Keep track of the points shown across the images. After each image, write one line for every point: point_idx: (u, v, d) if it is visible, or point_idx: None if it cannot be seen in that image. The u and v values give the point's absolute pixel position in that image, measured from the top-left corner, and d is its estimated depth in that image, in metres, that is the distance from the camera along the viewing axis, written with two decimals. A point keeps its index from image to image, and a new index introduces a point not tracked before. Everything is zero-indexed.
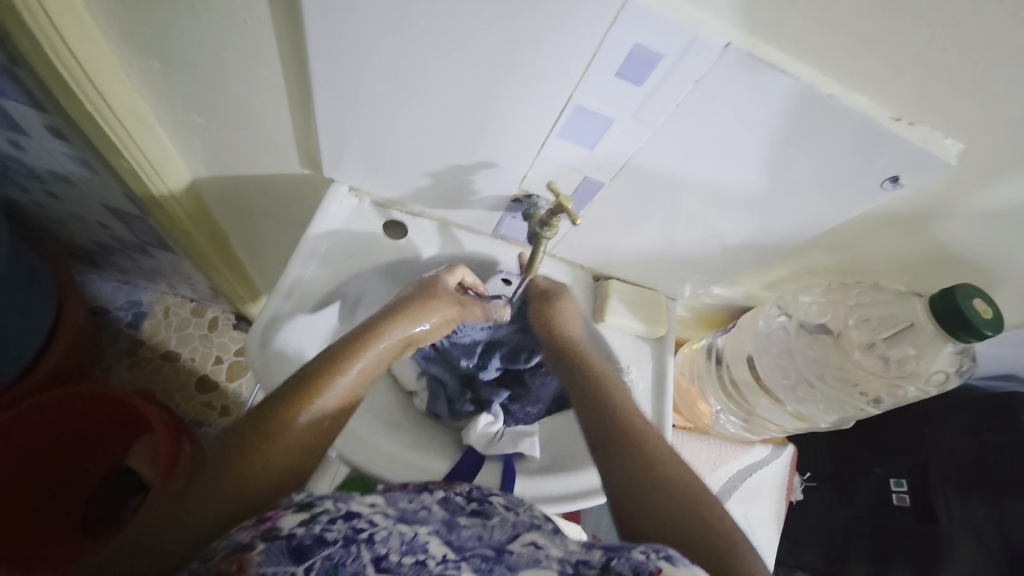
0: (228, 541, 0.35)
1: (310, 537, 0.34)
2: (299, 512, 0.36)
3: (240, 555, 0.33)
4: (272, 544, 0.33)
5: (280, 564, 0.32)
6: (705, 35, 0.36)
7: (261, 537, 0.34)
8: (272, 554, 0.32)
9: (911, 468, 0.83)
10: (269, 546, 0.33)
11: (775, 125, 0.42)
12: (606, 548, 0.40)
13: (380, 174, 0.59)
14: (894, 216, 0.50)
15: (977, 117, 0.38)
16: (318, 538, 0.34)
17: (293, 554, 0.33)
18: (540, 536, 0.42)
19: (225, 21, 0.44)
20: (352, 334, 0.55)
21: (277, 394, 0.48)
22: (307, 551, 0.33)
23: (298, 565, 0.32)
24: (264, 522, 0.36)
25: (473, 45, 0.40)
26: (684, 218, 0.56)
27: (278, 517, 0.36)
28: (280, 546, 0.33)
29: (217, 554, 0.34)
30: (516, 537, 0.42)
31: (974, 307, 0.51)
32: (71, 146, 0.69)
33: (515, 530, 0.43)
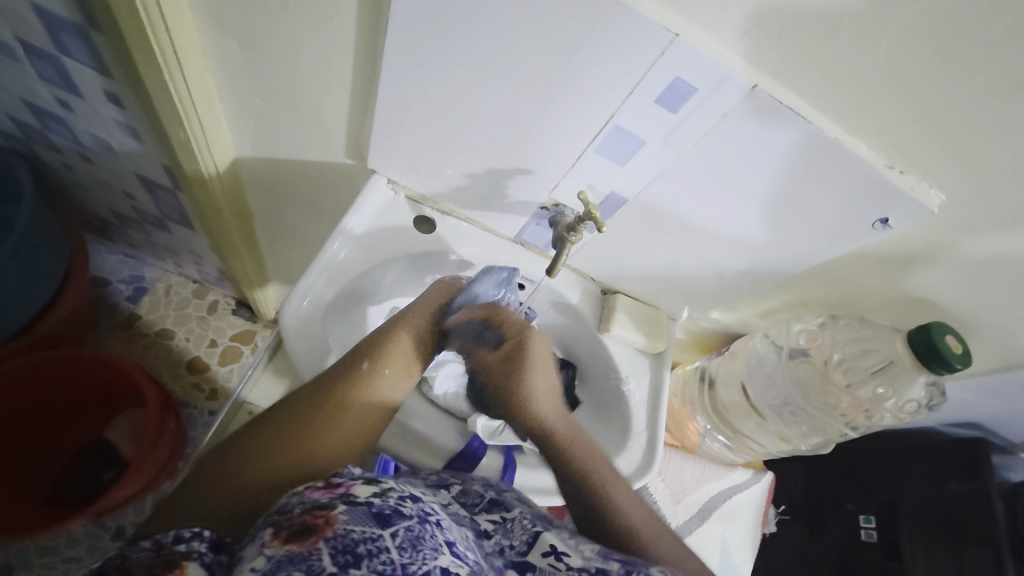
0: (303, 499, 0.38)
1: (387, 507, 0.37)
2: (368, 485, 0.39)
3: (323, 512, 0.35)
4: (354, 508, 0.36)
5: (367, 526, 0.35)
6: (736, 75, 0.42)
7: (339, 499, 0.37)
8: (356, 515, 0.35)
9: (879, 505, 0.88)
10: (351, 509, 0.36)
11: (784, 163, 0.48)
12: (625, 561, 0.44)
13: (421, 171, 0.64)
14: (880, 257, 0.57)
15: (956, 173, 0.45)
16: (396, 510, 0.36)
17: (377, 519, 0.35)
18: (556, 538, 0.45)
19: (313, 16, 0.50)
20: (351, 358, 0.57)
21: (278, 417, 0.52)
22: (389, 519, 0.35)
23: (383, 529, 0.35)
24: (336, 486, 0.38)
25: (530, 61, 0.46)
26: (692, 245, 0.62)
27: (349, 485, 0.39)
28: (362, 510, 0.36)
29: (294, 509, 0.37)
30: (535, 542, 0.44)
31: (947, 343, 0.56)
32: (125, 113, 0.74)
33: (533, 530, 0.46)
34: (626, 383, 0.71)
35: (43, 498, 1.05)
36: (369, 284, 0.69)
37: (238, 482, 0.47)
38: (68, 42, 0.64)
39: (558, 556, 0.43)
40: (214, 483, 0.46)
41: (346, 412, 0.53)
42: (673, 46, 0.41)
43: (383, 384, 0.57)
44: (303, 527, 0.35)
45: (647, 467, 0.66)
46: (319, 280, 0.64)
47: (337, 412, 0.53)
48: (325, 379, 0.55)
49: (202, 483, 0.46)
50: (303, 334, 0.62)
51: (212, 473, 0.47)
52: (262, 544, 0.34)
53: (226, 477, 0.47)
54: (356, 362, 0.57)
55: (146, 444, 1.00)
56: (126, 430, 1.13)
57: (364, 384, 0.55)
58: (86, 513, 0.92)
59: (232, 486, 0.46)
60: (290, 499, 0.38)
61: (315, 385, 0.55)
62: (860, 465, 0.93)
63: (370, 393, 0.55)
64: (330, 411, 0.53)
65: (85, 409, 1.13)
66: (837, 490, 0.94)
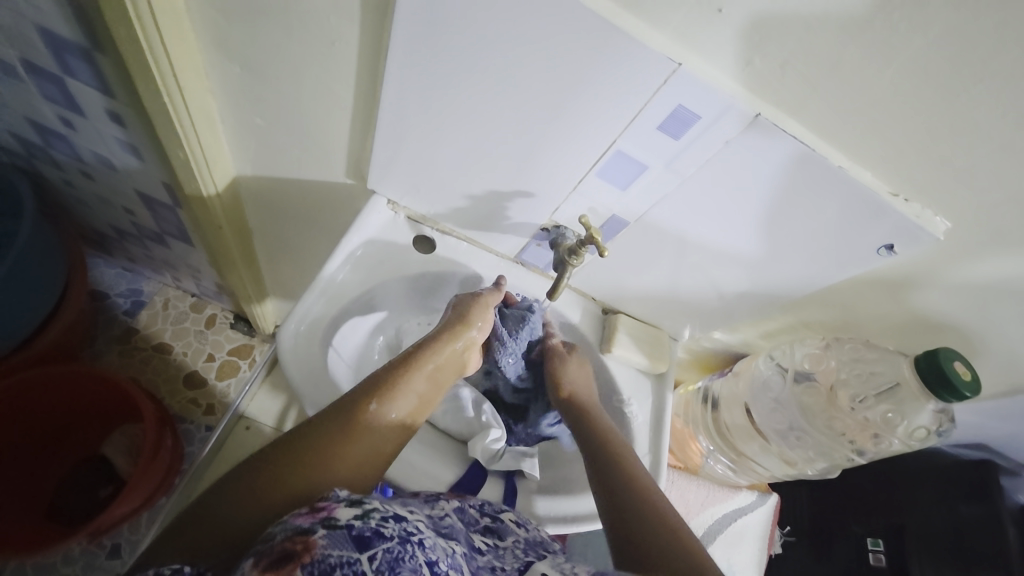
0: (286, 526, 0.37)
1: (368, 529, 0.36)
2: (350, 507, 0.38)
3: (303, 537, 0.35)
4: (334, 531, 0.35)
5: (345, 550, 0.34)
6: (738, 104, 0.42)
7: (320, 523, 0.36)
8: (335, 540, 0.34)
9: (888, 530, 0.87)
10: (331, 533, 0.35)
11: (785, 186, 0.48)
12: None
13: (421, 192, 0.64)
14: (883, 280, 0.56)
15: (961, 200, 0.45)
16: (377, 532, 0.36)
17: (356, 542, 0.34)
18: (549, 567, 0.42)
19: (315, 41, 0.50)
20: (383, 372, 0.57)
21: (301, 433, 0.50)
22: (368, 541, 0.35)
23: (361, 553, 0.34)
24: (319, 510, 0.38)
25: (532, 85, 0.46)
26: (691, 266, 0.61)
27: (333, 508, 0.38)
28: (342, 534, 0.35)
29: (277, 535, 0.36)
30: (526, 567, 0.42)
31: (956, 370, 0.56)
32: (126, 131, 0.74)
33: (525, 558, 0.44)
34: (628, 406, 0.70)
35: (39, 517, 1.03)
36: (369, 305, 0.69)
37: (253, 495, 0.44)
38: (72, 64, 0.64)
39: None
40: (218, 500, 0.44)
41: (365, 431, 0.51)
42: (675, 75, 0.41)
43: (410, 399, 0.57)
44: (283, 554, 0.34)
45: None
46: (318, 303, 0.63)
47: (356, 429, 0.51)
48: (355, 393, 0.54)
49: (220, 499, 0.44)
50: (301, 359, 0.62)
51: (231, 488, 0.44)
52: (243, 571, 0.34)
53: (247, 495, 0.44)
54: (378, 381, 0.56)
55: (144, 459, 0.98)
56: (121, 447, 1.09)
57: (392, 401, 0.55)
58: (84, 532, 0.90)
59: (240, 502, 0.44)
60: (275, 527, 0.38)
61: (334, 404, 0.53)
62: (869, 486, 0.92)
63: (394, 412, 0.54)
64: (350, 426, 0.51)
65: (82, 424, 1.11)
66: (843, 514, 0.93)
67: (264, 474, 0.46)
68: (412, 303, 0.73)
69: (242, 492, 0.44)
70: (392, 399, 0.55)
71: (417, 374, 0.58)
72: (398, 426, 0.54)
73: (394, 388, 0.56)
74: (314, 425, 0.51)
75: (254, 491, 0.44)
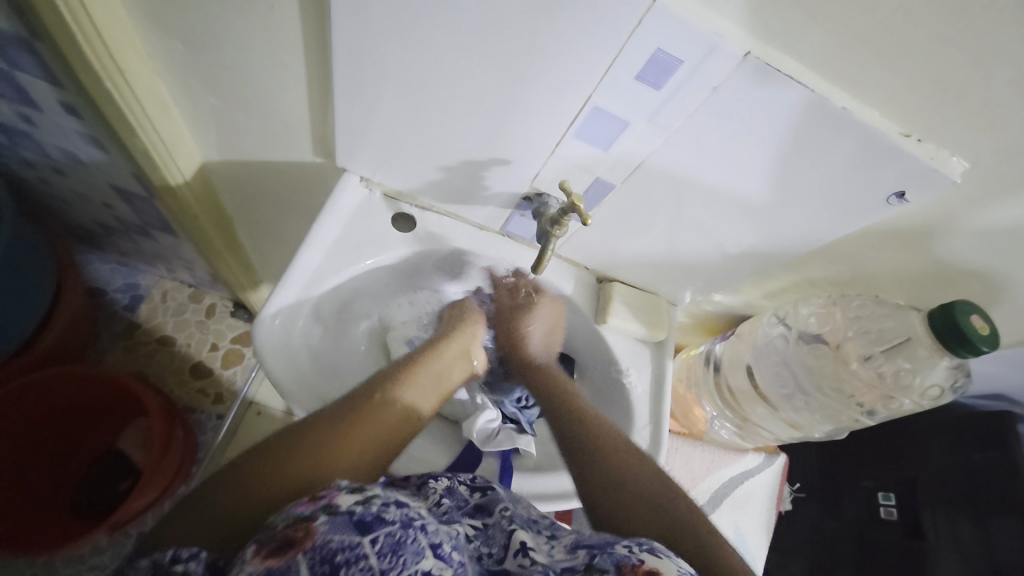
0: (287, 513, 0.36)
1: (369, 514, 0.34)
2: (352, 493, 0.36)
3: (304, 524, 0.34)
4: (334, 518, 0.34)
5: (346, 534, 0.33)
6: (726, 43, 0.37)
7: (321, 510, 0.35)
8: (335, 525, 0.33)
9: (900, 483, 0.86)
10: (332, 519, 0.34)
11: (783, 133, 0.43)
12: (591, 547, 0.39)
13: (393, 167, 0.60)
14: (897, 232, 0.52)
15: (983, 138, 0.40)
16: (378, 516, 0.34)
17: (357, 526, 0.33)
18: (529, 535, 0.42)
19: (252, 6, 0.45)
20: (387, 369, 0.57)
21: (306, 422, 0.48)
22: (369, 526, 0.33)
23: (362, 536, 0.33)
24: (320, 497, 0.36)
25: (494, 40, 0.41)
26: (687, 225, 0.57)
27: (332, 495, 0.36)
28: (342, 520, 0.34)
29: (279, 524, 0.35)
30: (509, 545, 0.41)
31: (972, 324, 0.53)
32: (84, 123, 0.69)
33: (510, 528, 0.43)
34: (626, 376, 0.68)
35: (66, 511, 1.04)
36: (347, 290, 0.66)
37: (251, 486, 0.42)
38: (13, 55, 0.60)
39: (525, 553, 0.40)
40: (215, 492, 0.42)
41: (370, 420, 0.50)
42: (651, 15, 0.36)
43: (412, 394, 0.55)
44: (284, 543, 0.33)
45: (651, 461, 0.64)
46: (295, 293, 0.60)
47: (366, 415, 0.50)
48: (361, 389, 0.53)
49: (213, 491, 0.42)
50: (279, 352, 0.59)
51: (227, 479, 0.43)
52: (245, 561, 0.33)
53: (245, 485, 0.42)
54: (385, 375, 0.56)
55: (156, 452, 0.98)
56: (137, 440, 1.11)
57: (400, 391, 0.54)
58: (104, 526, 0.91)
59: (234, 496, 0.42)
60: (277, 514, 0.36)
61: (342, 397, 0.52)
62: (878, 441, 0.92)
63: (401, 403, 0.53)
64: (354, 418, 0.49)
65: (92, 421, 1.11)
66: (853, 468, 0.93)
67: (261, 464, 0.44)
68: (393, 285, 0.71)
69: (237, 483, 0.42)
70: (401, 390, 0.54)
71: (425, 370, 0.58)
72: (410, 418, 0.54)
73: (401, 381, 0.55)
74: (323, 416, 0.49)
75: (256, 476, 0.43)
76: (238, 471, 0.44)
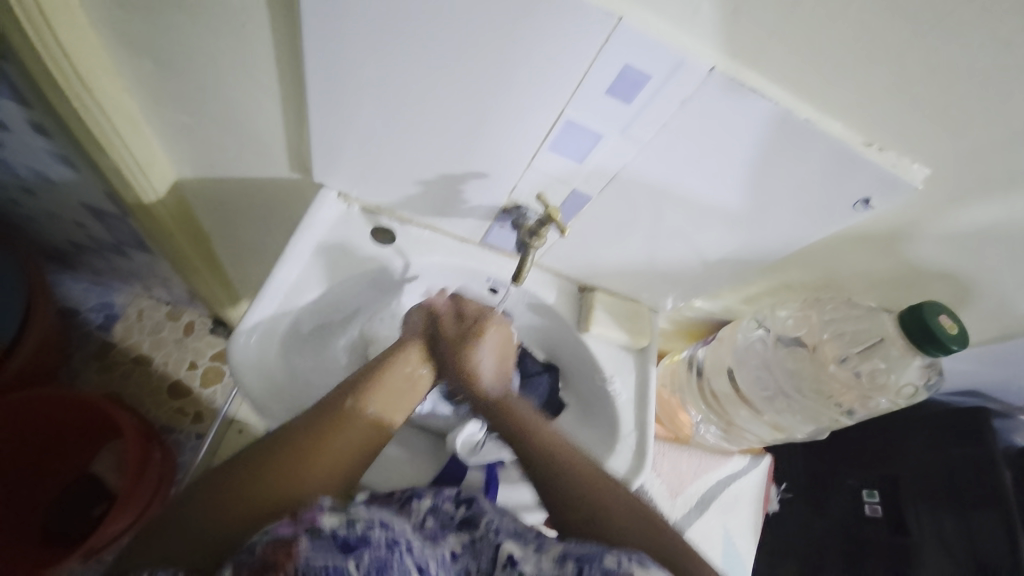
0: (267, 534, 0.36)
1: (354, 535, 0.36)
2: (336, 514, 0.38)
3: (287, 545, 0.34)
4: (319, 539, 0.35)
5: (331, 556, 0.34)
6: (690, 59, 0.38)
7: (305, 531, 0.35)
8: (320, 546, 0.34)
9: (881, 478, 0.88)
10: (316, 540, 0.35)
11: (753, 145, 0.44)
12: (580, 559, 0.39)
13: (370, 182, 0.59)
14: (868, 235, 0.53)
15: (941, 146, 0.41)
16: (363, 537, 0.36)
17: (342, 548, 0.35)
18: (516, 545, 0.42)
19: (222, 24, 0.45)
20: (363, 370, 0.55)
21: (282, 433, 0.48)
22: (354, 546, 0.35)
23: (348, 558, 0.34)
24: (302, 518, 0.37)
25: (464, 57, 0.41)
26: (666, 235, 0.58)
27: (316, 516, 0.37)
28: (327, 541, 0.35)
29: (258, 544, 0.35)
30: (496, 558, 0.41)
31: (941, 324, 0.54)
32: (53, 142, 0.68)
33: (496, 541, 0.42)
34: (611, 383, 0.68)
35: (36, 540, 1.01)
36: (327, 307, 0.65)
37: (226, 502, 0.43)
38: None
39: (514, 565, 0.40)
40: (193, 510, 0.42)
41: (342, 433, 0.49)
42: (617, 32, 0.37)
43: (386, 396, 0.54)
44: (266, 566, 0.33)
45: (637, 469, 0.64)
46: (271, 312, 0.59)
47: (340, 423, 0.49)
48: (336, 393, 0.52)
49: (191, 507, 0.42)
50: (257, 371, 0.57)
51: (202, 494, 0.43)
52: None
53: (221, 502, 0.43)
54: (359, 377, 0.54)
55: (130, 475, 0.95)
56: (111, 464, 1.06)
57: (373, 395, 0.53)
58: (77, 554, 0.87)
59: (212, 512, 0.42)
60: (257, 534, 0.36)
61: (316, 403, 0.51)
62: (860, 439, 0.93)
63: (374, 408, 0.52)
64: (325, 432, 0.48)
65: None
66: (836, 466, 0.94)
67: (237, 480, 0.44)
68: (375, 300, 0.70)
69: (214, 499, 0.43)
70: (373, 394, 0.53)
71: (392, 373, 0.56)
72: (387, 420, 0.53)
73: (372, 384, 0.53)
74: (297, 425, 0.49)
75: (233, 492, 0.43)
76: (214, 485, 0.44)
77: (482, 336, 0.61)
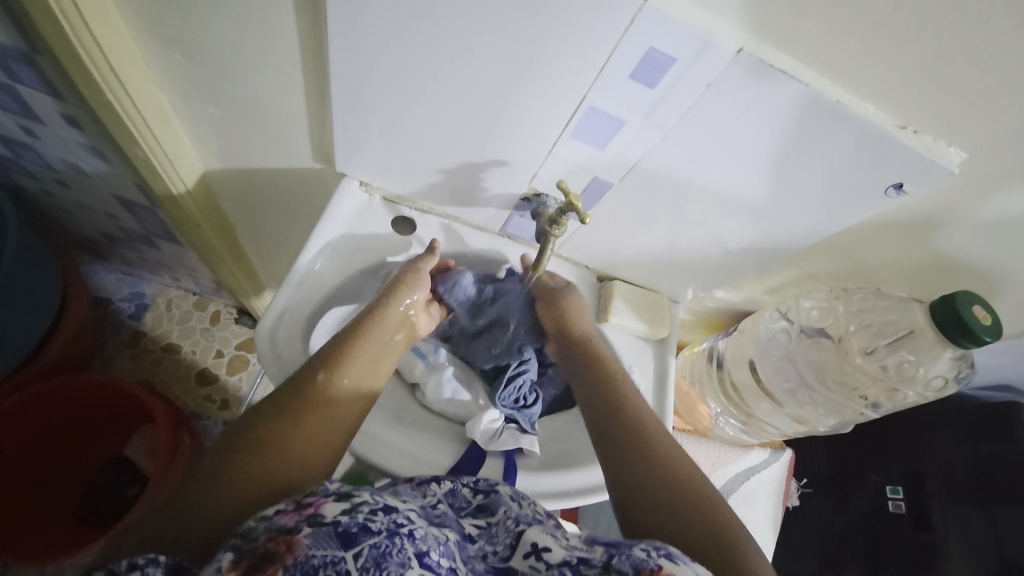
0: (268, 522, 0.34)
1: (355, 524, 0.33)
2: (339, 501, 0.35)
3: (287, 537, 0.33)
4: (319, 529, 0.33)
5: (329, 549, 0.31)
6: (718, 40, 0.37)
7: (307, 521, 0.33)
8: (319, 538, 0.32)
9: (908, 476, 0.85)
10: (316, 531, 0.32)
11: (781, 130, 0.43)
12: (608, 545, 0.39)
13: (391, 171, 0.60)
14: (898, 224, 0.52)
15: (981, 128, 0.40)
16: (364, 527, 0.33)
17: (341, 539, 0.32)
18: (541, 534, 0.41)
19: (247, 13, 0.45)
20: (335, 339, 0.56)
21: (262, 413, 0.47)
22: (353, 538, 0.32)
23: (346, 551, 0.31)
24: (306, 506, 0.35)
25: (486, 42, 0.41)
26: (688, 223, 0.57)
27: (320, 504, 0.35)
28: (326, 532, 0.32)
29: (259, 534, 0.34)
30: (517, 546, 0.41)
31: (974, 315, 0.52)
32: (86, 135, 0.70)
33: (517, 530, 0.42)
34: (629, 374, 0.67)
35: (73, 519, 1.05)
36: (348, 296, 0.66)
37: (214, 487, 0.41)
38: (15, 68, 0.60)
39: (538, 555, 0.39)
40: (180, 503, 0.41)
41: (324, 403, 0.49)
42: (643, 14, 0.36)
43: (365, 362, 0.54)
44: (264, 556, 0.32)
45: None
46: (295, 300, 0.60)
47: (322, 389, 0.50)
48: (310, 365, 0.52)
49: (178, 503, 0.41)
50: (281, 357, 0.59)
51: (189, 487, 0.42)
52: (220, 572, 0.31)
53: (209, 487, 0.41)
54: (332, 347, 0.54)
55: (161, 460, 0.98)
56: (143, 448, 1.10)
57: (349, 361, 0.53)
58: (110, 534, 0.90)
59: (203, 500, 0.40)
60: (256, 520, 0.35)
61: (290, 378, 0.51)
62: (880, 435, 0.92)
63: (350, 372, 0.52)
64: (307, 401, 0.48)
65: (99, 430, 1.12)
66: (860, 464, 0.92)
67: (223, 464, 0.43)
68: None
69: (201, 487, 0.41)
70: (349, 360, 0.53)
71: (370, 340, 0.56)
72: (364, 384, 0.53)
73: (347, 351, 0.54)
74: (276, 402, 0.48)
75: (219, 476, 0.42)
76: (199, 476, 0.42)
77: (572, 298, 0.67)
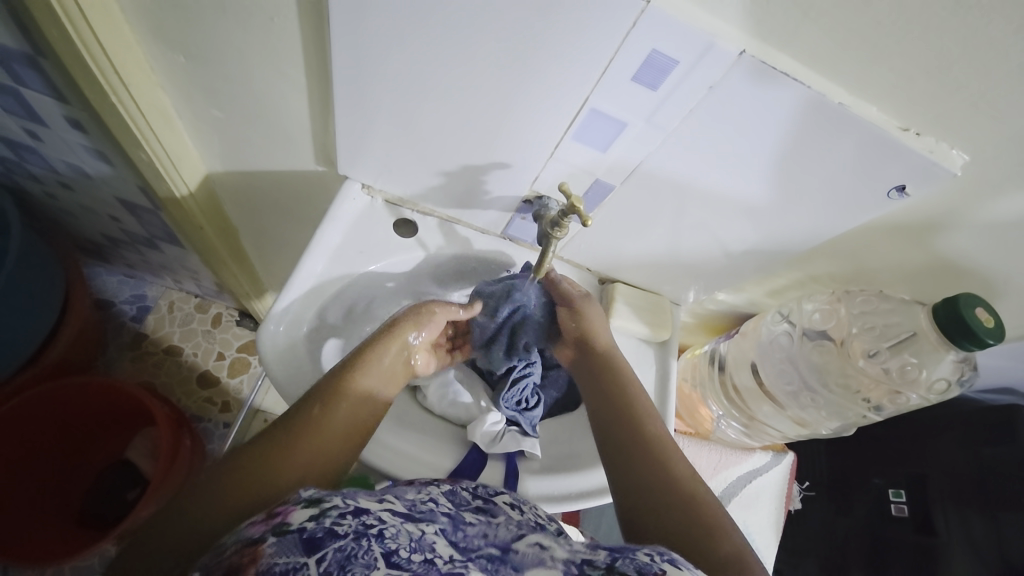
0: (239, 535, 0.34)
1: (320, 530, 0.32)
2: (307, 507, 0.34)
3: (252, 548, 0.32)
4: (283, 537, 0.32)
5: (292, 555, 0.31)
6: (720, 42, 0.37)
7: (272, 531, 0.33)
8: (283, 545, 0.31)
9: (910, 480, 0.85)
10: (280, 540, 0.32)
11: (783, 132, 0.43)
12: (611, 548, 0.39)
13: (393, 174, 0.60)
14: (900, 226, 0.52)
15: (982, 130, 0.40)
16: (329, 531, 0.32)
17: (305, 545, 0.31)
18: (544, 536, 0.42)
19: (251, 17, 0.46)
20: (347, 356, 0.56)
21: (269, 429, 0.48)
22: (318, 543, 0.31)
23: (309, 556, 0.31)
24: (274, 515, 0.34)
25: (488, 44, 0.41)
26: (690, 226, 0.57)
27: (288, 512, 0.34)
28: (291, 539, 0.32)
29: (229, 548, 0.34)
30: (520, 536, 0.41)
31: (976, 317, 0.52)
32: (89, 137, 0.70)
33: (519, 528, 0.43)
34: None
35: (73, 522, 1.05)
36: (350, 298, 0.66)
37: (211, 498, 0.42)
38: (19, 71, 0.61)
39: (543, 547, 0.40)
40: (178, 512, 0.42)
41: (328, 421, 0.49)
42: (646, 16, 0.36)
43: (371, 379, 0.55)
44: (230, 569, 0.31)
45: None
46: (297, 302, 0.60)
47: (326, 407, 0.50)
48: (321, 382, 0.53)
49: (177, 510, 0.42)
50: (284, 360, 0.59)
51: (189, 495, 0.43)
52: None
53: (206, 498, 0.42)
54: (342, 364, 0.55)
55: (162, 462, 0.98)
56: (145, 450, 1.10)
57: (357, 378, 0.53)
58: (110, 537, 0.89)
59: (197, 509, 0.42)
60: (229, 536, 0.35)
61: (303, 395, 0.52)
62: (884, 439, 0.91)
63: (357, 390, 0.53)
64: (312, 419, 0.49)
65: (100, 433, 1.12)
66: (863, 466, 0.91)
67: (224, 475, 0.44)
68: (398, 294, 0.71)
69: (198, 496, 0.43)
70: (357, 378, 0.54)
71: (379, 356, 0.57)
72: (370, 402, 0.54)
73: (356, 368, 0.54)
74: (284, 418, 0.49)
75: (218, 487, 0.43)
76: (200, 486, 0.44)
77: (591, 306, 0.65)
